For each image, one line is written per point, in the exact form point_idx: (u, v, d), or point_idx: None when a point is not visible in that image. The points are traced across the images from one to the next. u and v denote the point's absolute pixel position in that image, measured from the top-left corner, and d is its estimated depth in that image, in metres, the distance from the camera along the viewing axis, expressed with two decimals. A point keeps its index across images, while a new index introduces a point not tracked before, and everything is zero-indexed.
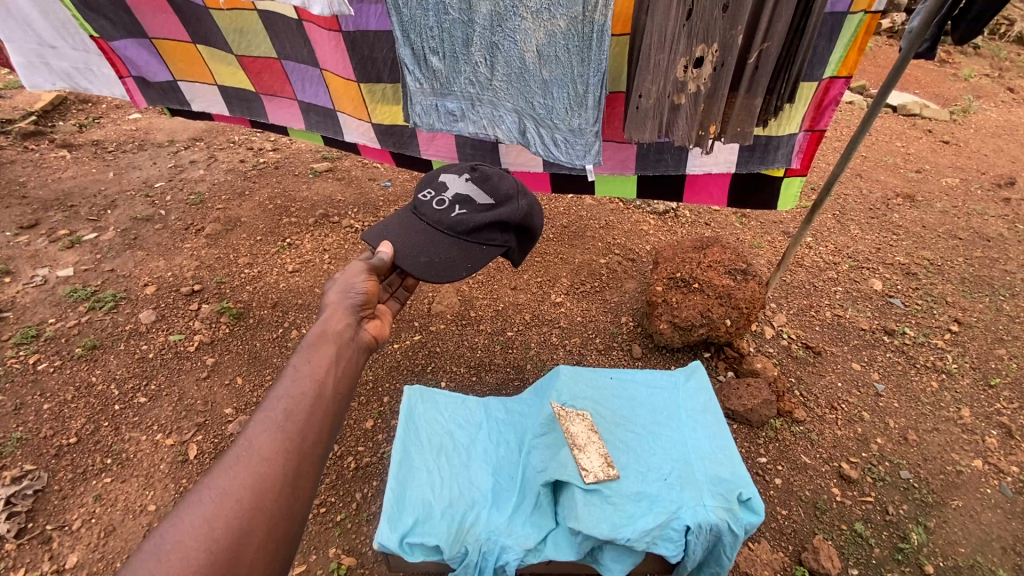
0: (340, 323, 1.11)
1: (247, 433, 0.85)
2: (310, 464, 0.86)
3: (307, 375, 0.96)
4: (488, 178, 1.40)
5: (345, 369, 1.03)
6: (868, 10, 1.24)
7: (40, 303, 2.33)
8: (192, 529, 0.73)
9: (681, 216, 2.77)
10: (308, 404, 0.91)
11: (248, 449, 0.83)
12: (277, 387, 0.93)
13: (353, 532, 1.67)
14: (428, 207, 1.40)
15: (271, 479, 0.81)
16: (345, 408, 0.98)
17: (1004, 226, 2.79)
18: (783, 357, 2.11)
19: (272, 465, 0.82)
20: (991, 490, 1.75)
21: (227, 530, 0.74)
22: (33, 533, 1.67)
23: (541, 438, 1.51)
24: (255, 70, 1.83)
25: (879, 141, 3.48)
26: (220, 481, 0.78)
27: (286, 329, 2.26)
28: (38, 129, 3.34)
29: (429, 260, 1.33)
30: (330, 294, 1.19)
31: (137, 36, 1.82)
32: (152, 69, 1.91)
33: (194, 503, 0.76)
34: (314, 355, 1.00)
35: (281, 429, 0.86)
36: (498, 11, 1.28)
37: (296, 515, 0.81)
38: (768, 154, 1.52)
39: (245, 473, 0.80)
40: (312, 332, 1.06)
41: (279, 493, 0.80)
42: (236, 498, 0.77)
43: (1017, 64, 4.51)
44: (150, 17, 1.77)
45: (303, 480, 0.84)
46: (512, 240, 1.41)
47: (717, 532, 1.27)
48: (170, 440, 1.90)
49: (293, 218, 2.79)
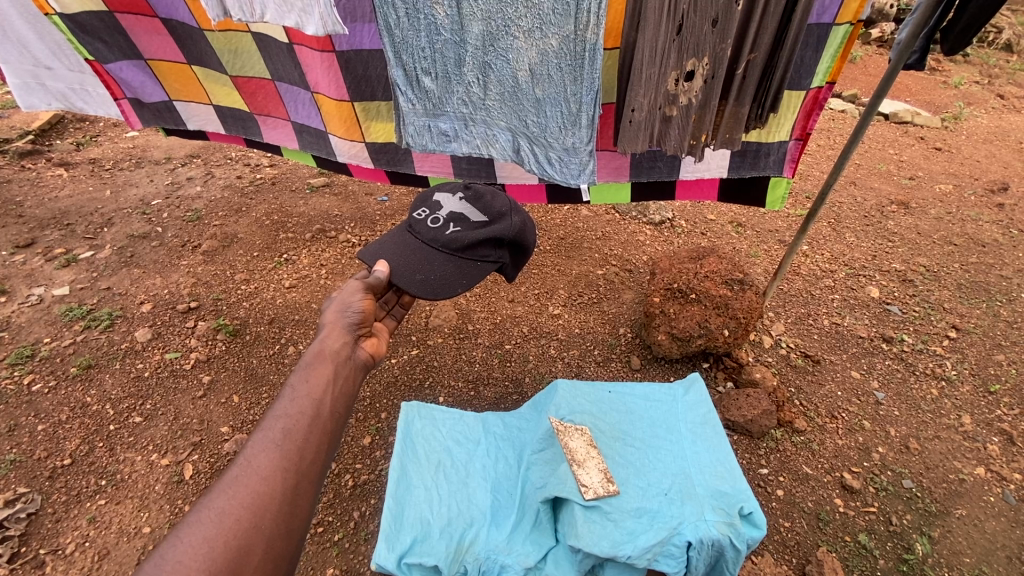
0: (337, 342, 1.10)
1: (245, 453, 0.84)
2: (309, 482, 0.85)
3: (305, 394, 0.95)
4: (481, 197, 1.42)
5: (343, 387, 1.02)
6: (854, 22, 1.25)
7: (35, 323, 2.32)
8: (191, 549, 0.72)
9: (677, 226, 2.78)
10: (306, 423, 0.90)
11: (246, 468, 0.82)
12: (274, 408, 0.92)
13: (352, 551, 1.64)
14: (424, 225, 1.40)
15: (268, 498, 0.80)
16: (343, 426, 0.97)
17: (999, 231, 2.80)
18: (782, 366, 2.11)
19: (271, 484, 0.81)
20: (995, 498, 1.74)
21: (226, 549, 0.74)
22: (26, 558, 1.64)
23: (540, 454, 1.51)
24: (250, 90, 1.84)
25: (872, 149, 3.51)
26: (218, 502, 0.77)
27: (283, 346, 2.25)
28: (35, 148, 3.35)
29: (425, 278, 1.32)
30: (327, 312, 1.18)
31: (133, 59, 1.82)
32: (148, 90, 1.92)
33: (193, 523, 0.75)
34: (311, 373, 0.99)
35: (279, 448, 0.85)
36: (490, 31, 1.28)
37: (294, 534, 0.81)
38: (759, 160, 1.54)
39: (243, 493, 0.79)
40: (309, 351, 1.05)
41: (278, 512, 0.80)
42: (234, 517, 0.77)
43: (1006, 70, 4.57)
44: (145, 39, 1.77)
45: (302, 499, 0.83)
46: (506, 256, 1.42)
47: (719, 547, 1.25)
48: (166, 460, 1.88)
49: (291, 233, 2.80)
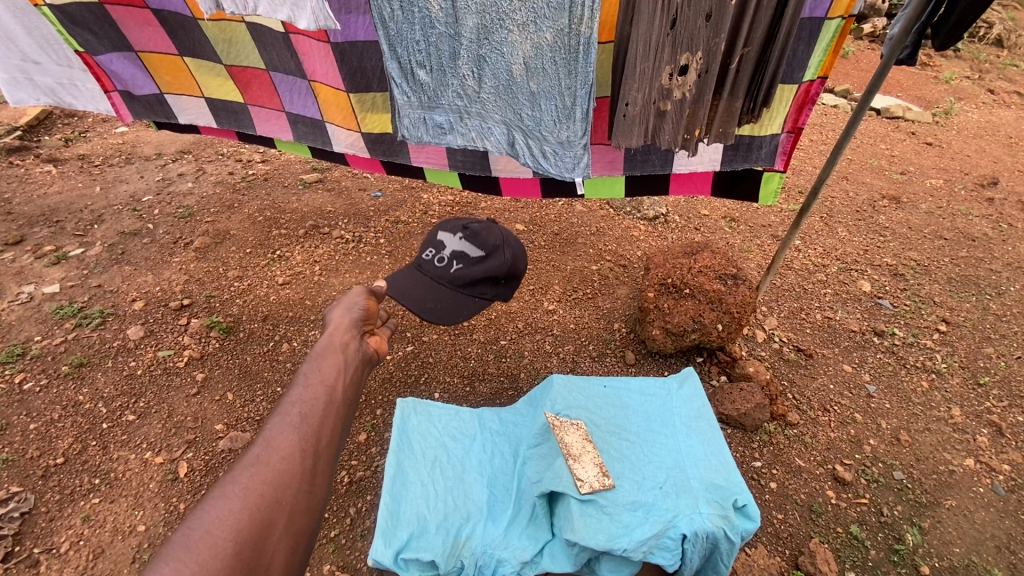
0: (344, 335, 1.10)
1: (264, 434, 0.84)
2: (326, 464, 0.85)
3: (319, 380, 0.95)
4: (477, 231, 1.45)
5: (353, 376, 1.03)
6: (846, 15, 1.25)
7: (26, 321, 2.30)
8: (217, 521, 0.72)
9: (671, 221, 2.78)
10: (322, 406, 0.90)
11: (267, 448, 0.82)
12: (290, 392, 0.92)
13: (348, 548, 1.64)
14: (425, 263, 1.45)
15: (289, 476, 0.80)
16: (354, 414, 0.97)
17: (988, 226, 2.83)
18: (776, 360, 2.13)
19: (291, 462, 0.81)
20: (984, 489, 1.76)
21: (250, 523, 0.73)
22: (20, 557, 1.63)
23: (536, 449, 1.51)
24: (245, 79, 1.82)
25: (864, 144, 3.53)
26: (240, 478, 0.77)
27: (277, 343, 2.24)
28: (23, 145, 3.31)
29: (435, 305, 1.38)
30: (331, 309, 1.18)
31: (123, 50, 1.80)
32: (138, 82, 1.89)
33: (218, 497, 0.74)
34: (323, 361, 0.99)
35: (297, 430, 0.85)
36: (484, 24, 1.27)
37: (314, 512, 0.80)
38: (751, 153, 1.54)
39: (264, 470, 0.79)
40: (319, 342, 1.05)
41: (298, 489, 0.79)
42: (257, 492, 0.76)
43: (996, 66, 4.60)
44: (136, 31, 1.75)
45: (320, 478, 0.83)
46: (504, 290, 1.46)
47: (713, 539, 1.27)
48: (160, 458, 1.88)
49: (283, 230, 2.78)
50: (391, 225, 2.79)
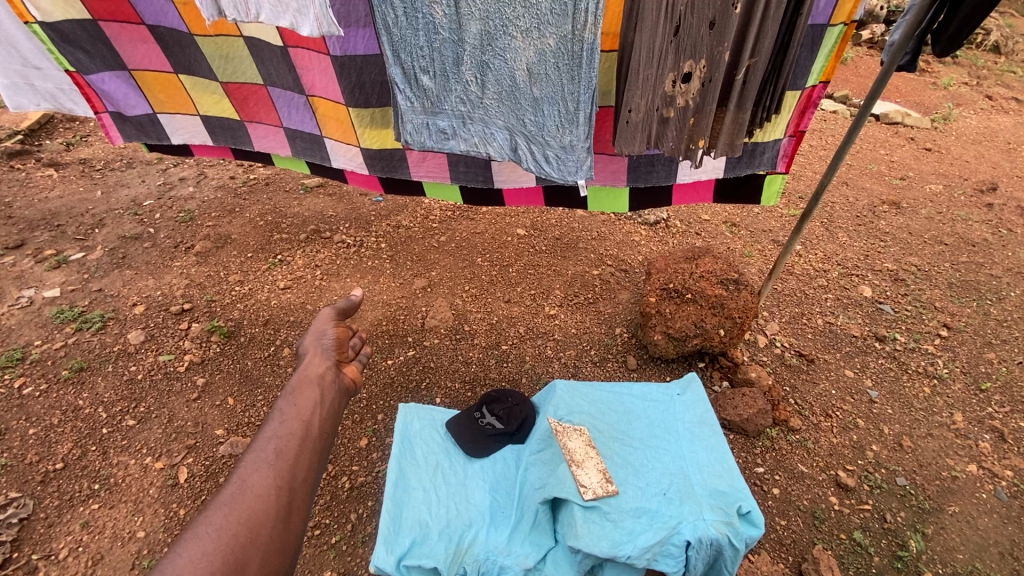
0: (320, 367, 1.11)
1: (238, 473, 0.84)
2: (302, 500, 0.85)
3: (294, 416, 0.95)
4: (518, 420, 1.64)
5: (331, 409, 1.03)
6: (848, 22, 1.26)
7: (26, 326, 2.29)
8: (190, 563, 0.72)
9: (672, 226, 2.79)
10: (297, 443, 0.90)
11: (241, 487, 0.82)
12: (265, 430, 0.92)
13: (348, 554, 1.63)
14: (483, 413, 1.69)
15: (264, 515, 0.80)
16: (331, 448, 0.97)
17: (989, 231, 2.84)
18: (777, 366, 2.13)
19: (265, 503, 0.81)
20: (987, 495, 1.76)
21: (223, 563, 0.73)
22: (18, 564, 1.62)
23: (539, 455, 1.50)
24: (241, 95, 1.83)
25: (864, 149, 3.54)
26: (215, 518, 0.77)
27: (277, 347, 2.24)
28: (25, 149, 3.31)
29: (479, 445, 1.60)
30: (304, 342, 1.19)
31: (115, 69, 1.80)
32: (130, 102, 1.89)
33: (192, 539, 0.75)
34: (298, 397, 1.00)
35: (272, 467, 0.85)
36: (487, 30, 1.28)
37: (289, 549, 0.80)
38: (754, 160, 1.55)
39: (240, 509, 0.79)
40: (294, 377, 1.06)
41: (273, 528, 0.80)
42: (231, 532, 0.76)
43: (994, 72, 4.63)
44: (130, 48, 1.75)
45: (296, 515, 0.83)
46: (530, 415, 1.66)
47: (717, 546, 1.26)
48: (159, 463, 1.87)
49: (285, 234, 2.78)
50: (392, 229, 2.79)
